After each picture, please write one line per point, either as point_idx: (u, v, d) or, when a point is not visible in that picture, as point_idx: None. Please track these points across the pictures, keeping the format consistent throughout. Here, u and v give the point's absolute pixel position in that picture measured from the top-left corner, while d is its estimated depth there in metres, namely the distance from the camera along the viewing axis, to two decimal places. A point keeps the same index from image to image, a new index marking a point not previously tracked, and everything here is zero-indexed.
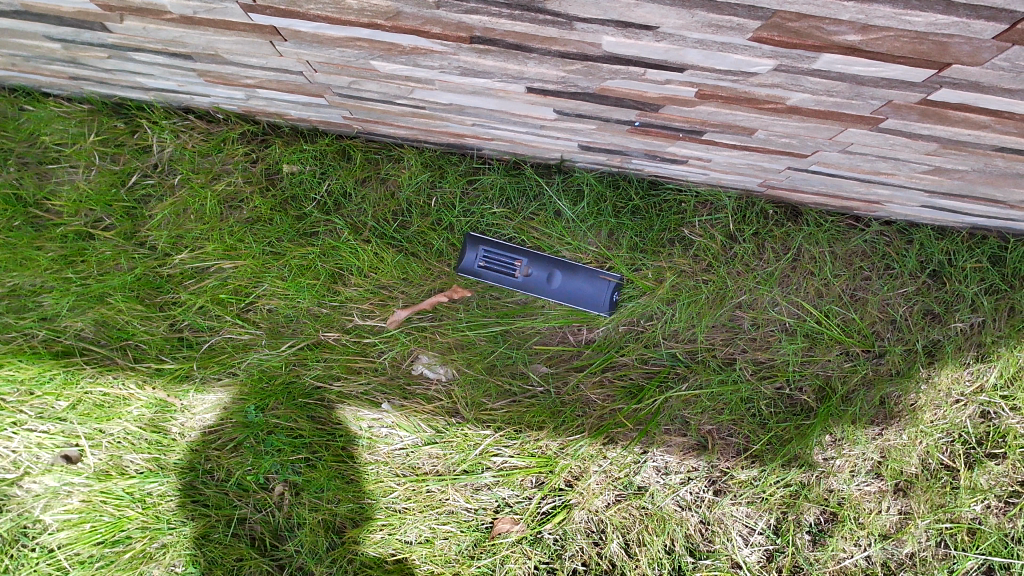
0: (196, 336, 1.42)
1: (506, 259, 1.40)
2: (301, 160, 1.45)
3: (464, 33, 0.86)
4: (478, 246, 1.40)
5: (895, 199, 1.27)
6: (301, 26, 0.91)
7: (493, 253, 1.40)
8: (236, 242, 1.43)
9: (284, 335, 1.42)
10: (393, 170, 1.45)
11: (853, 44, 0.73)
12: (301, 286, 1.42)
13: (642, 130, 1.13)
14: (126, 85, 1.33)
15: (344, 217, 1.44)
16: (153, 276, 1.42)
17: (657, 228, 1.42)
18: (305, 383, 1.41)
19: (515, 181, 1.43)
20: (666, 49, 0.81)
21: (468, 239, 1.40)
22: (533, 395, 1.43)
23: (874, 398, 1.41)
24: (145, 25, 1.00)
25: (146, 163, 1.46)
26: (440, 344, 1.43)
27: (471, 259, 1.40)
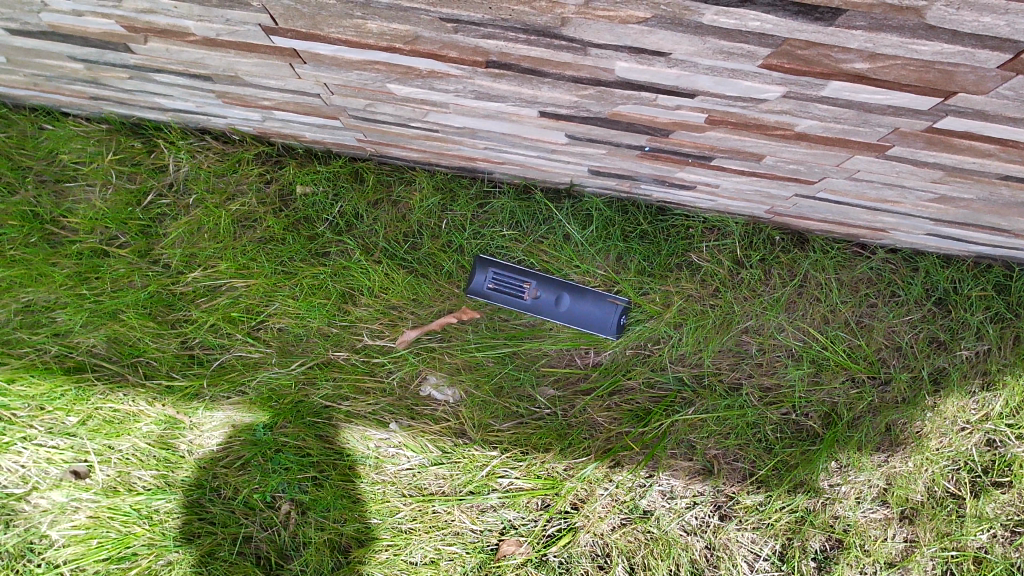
0: (207, 354, 1.44)
1: (516, 282, 1.41)
2: (314, 181, 1.47)
3: (480, 57, 0.88)
4: (488, 268, 1.41)
5: (900, 226, 1.28)
6: (321, 49, 0.94)
7: (503, 276, 1.42)
8: (248, 261, 1.45)
9: (293, 354, 1.44)
10: (404, 192, 1.47)
11: (861, 72, 0.75)
12: (312, 305, 1.44)
13: (652, 156, 1.15)
14: (145, 105, 1.35)
15: (355, 238, 1.46)
16: (166, 294, 1.44)
17: (665, 253, 1.44)
18: (313, 402, 1.42)
19: (525, 205, 1.45)
20: (678, 75, 0.83)
21: (478, 261, 1.42)
22: (540, 417, 1.43)
23: (880, 424, 1.41)
24: (168, 46, 1.02)
25: (162, 183, 1.48)
26: (448, 365, 1.43)
27: (481, 281, 1.41)
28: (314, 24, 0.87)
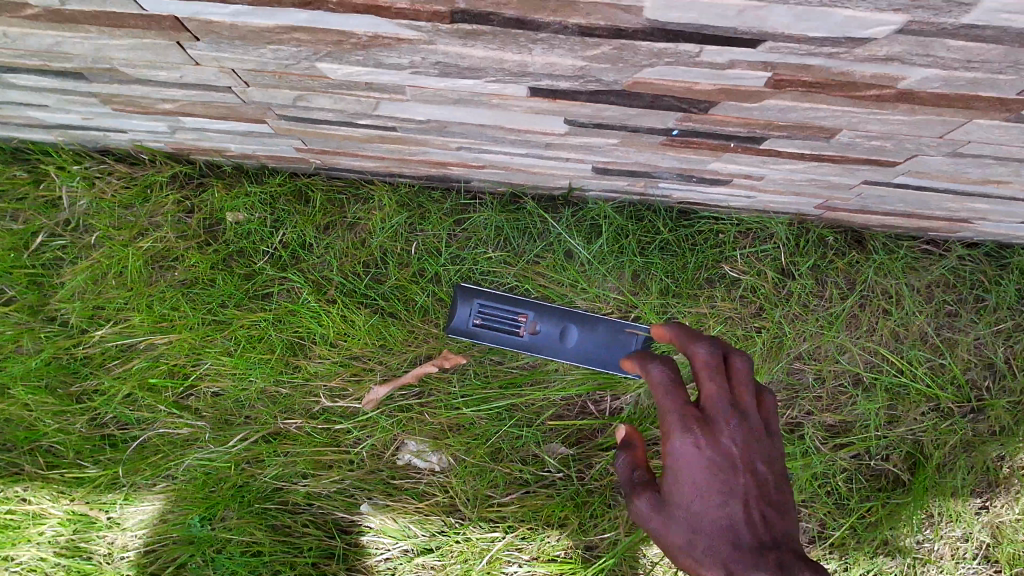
0: (124, 432, 1.14)
1: (509, 315, 1.08)
2: (246, 207, 1.14)
3: (444, 6, 0.59)
4: (472, 300, 1.08)
5: (993, 215, 1.01)
6: (213, 14, 0.65)
7: (491, 308, 1.08)
8: (168, 311, 1.12)
9: (233, 426, 1.13)
10: (362, 212, 1.16)
11: None
12: (249, 362, 1.12)
13: (680, 143, 0.87)
14: (19, 123, 1.05)
15: (303, 273, 1.14)
16: (66, 359, 1.13)
17: (692, 266, 1.15)
18: (261, 483, 1.12)
19: (514, 218, 1.15)
20: (742, 8, 0.55)
21: (457, 293, 1.09)
22: (550, 484, 1.15)
23: (974, 463, 1.14)
24: (4, 28, 0.73)
25: (54, 221, 1.16)
26: (430, 427, 1.13)
27: (463, 317, 1.08)
28: None
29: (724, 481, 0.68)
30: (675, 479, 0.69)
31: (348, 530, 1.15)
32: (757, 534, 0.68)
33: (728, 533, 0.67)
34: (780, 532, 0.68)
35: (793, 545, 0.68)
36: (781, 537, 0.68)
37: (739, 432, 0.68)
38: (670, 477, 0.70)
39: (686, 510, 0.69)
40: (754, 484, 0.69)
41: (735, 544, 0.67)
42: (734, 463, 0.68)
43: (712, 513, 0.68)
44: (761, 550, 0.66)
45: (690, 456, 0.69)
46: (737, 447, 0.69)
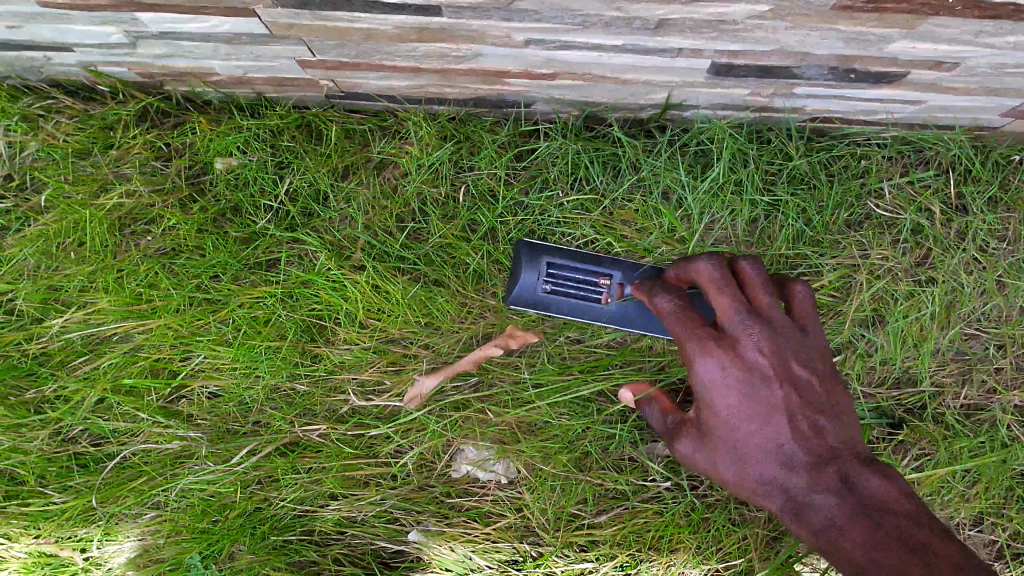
0: (98, 449, 0.88)
1: (591, 280, 0.81)
2: (240, 148, 0.87)
3: None
4: (541, 262, 0.81)
5: None
6: None
7: (569, 273, 0.81)
8: (145, 291, 0.85)
9: (239, 437, 0.86)
10: (390, 148, 0.88)
11: None
12: (254, 352, 0.85)
13: (868, 7, 0.58)
14: None
15: (318, 233, 0.87)
16: (16, 358, 0.86)
17: (829, 204, 0.87)
18: (277, 511, 0.86)
19: (593, 148, 0.87)
20: None
21: (520, 252, 0.81)
22: (652, 497, 0.88)
23: None
24: None
25: None
26: (496, 430, 0.87)
27: (533, 285, 0.80)
28: None
29: (761, 401, 0.61)
30: (710, 407, 0.62)
31: (392, 561, 0.89)
32: (813, 449, 0.62)
33: (781, 454, 0.61)
34: (834, 441, 0.62)
35: (852, 451, 0.63)
36: (836, 443, 0.62)
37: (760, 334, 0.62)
38: (706, 407, 0.63)
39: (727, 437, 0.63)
40: (794, 394, 0.62)
41: (790, 465, 0.61)
42: (770, 376, 0.61)
43: (757, 432, 0.61)
44: (819, 466, 0.61)
45: (719, 381, 0.61)
46: (771, 357, 0.62)
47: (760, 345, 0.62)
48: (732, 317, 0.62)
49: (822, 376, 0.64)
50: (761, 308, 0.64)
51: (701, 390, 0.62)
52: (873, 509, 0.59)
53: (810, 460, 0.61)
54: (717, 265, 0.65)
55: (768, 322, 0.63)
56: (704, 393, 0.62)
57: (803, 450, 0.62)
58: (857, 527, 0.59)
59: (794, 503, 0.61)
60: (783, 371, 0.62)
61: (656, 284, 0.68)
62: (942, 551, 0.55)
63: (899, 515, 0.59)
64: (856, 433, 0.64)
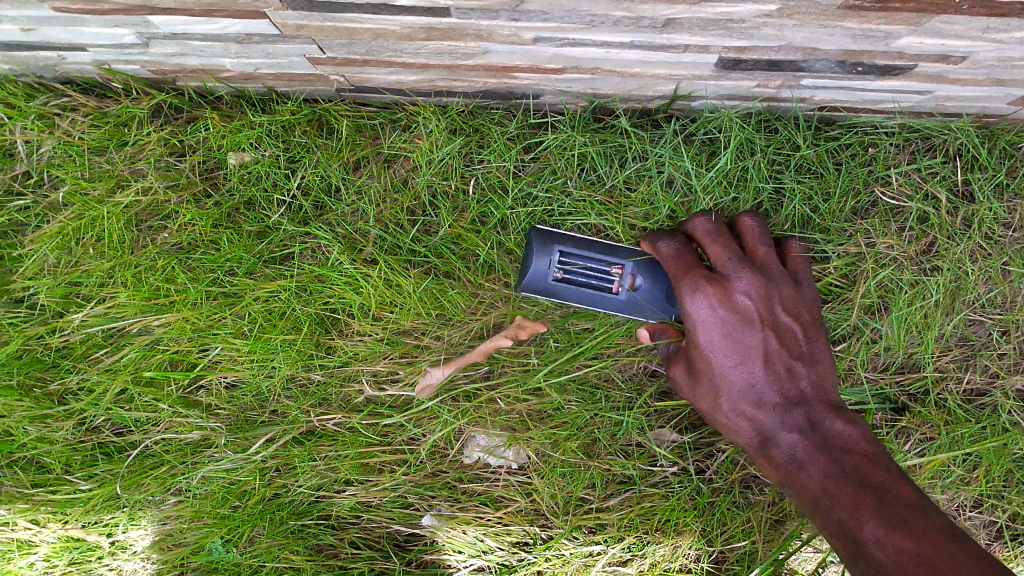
0: (121, 439, 0.90)
1: (603, 269, 0.81)
2: (253, 144, 0.88)
3: None
4: (555, 250, 0.80)
5: None
6: None
7: (581, 260, 0.81)
8: (163, 285, 0.88)
9: (257, 427, 0.89)
10: (400, 143, 0.89)
11: None
12: (270, 347, 0.87)
13: (874, 4, 0.58)
14: None
15: (331, 227, 0.88)
16: (39, 352, 0.89)
17: (837, 193, 0.87)
18: (297, 496, 0.89)
19: (600, 141, 0.88)
20: None
21: (534, 240, 0.81)
22: (658, 482, 0.89)
23: None
24: None
25: (9, 176, 0.90)
26: (506, 418, 0.89)
27: (546, 271, 0.80)
28: None
29: (744, 342, 0.69)
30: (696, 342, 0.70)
31: (407, 544, 0.91)
32: (783, 390, 0.70)
33: (754, 389, 0.70)
34: (806, 384, 0.70)
35: (823, 398, 0.71)
36: (807, 388, 0.71)
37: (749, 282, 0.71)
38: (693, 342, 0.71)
39: (709, 369, 0.70)
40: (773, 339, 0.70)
41: (760, 402, 0.69)
42: (751, 319, 0.70)
43: (735, 369, 0.69)
44: (789, 406, 0.69)
45: (708, 318, 0.69)
46: (756, 304, 0.70)
47: (745, 291, 0.71)
48: (724, 263, 0.72)
49: (801, 328, 0.73)
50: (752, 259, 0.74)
51: (690, 325, 0.71)
52: (835, 448, 0.67)
53: (779, 399, 0.69)
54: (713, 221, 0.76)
55: (756, 273, 0.72)
56: (689, 327, 0.71)
57: (776, 389, 0.70)
58: (817, 461, 0.66)
59: (760, 436, 0.70)
60: (765, 316, 0.71)
61: (664, 233, 0.77)
62: (893, 490, 0.62)
63: (857, 454, 0.66)
64: (830, 384, 0.73)
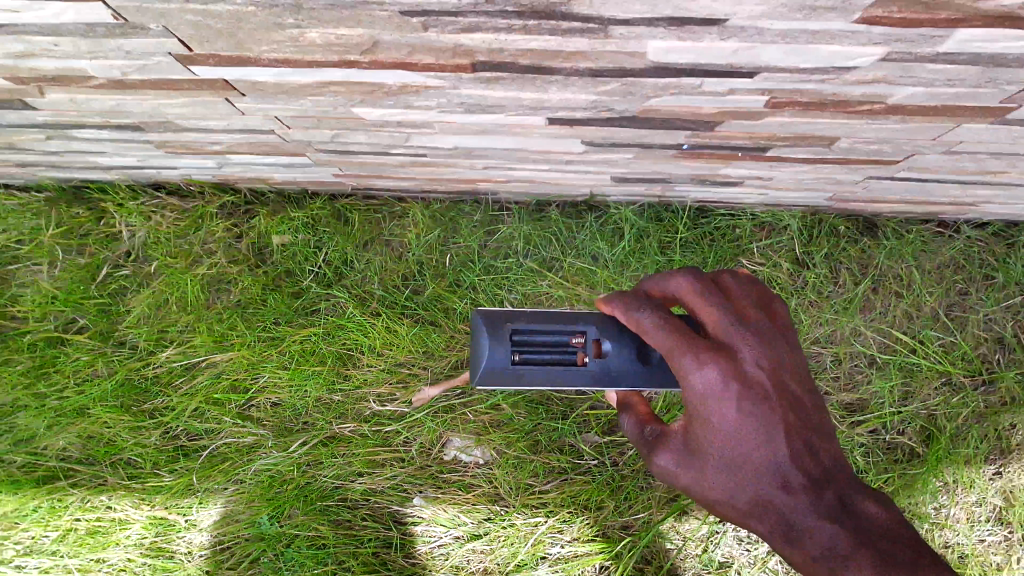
0: (194, 443, 1.23)
1: (561, 342, 0.76)
2: (291, 230, 1.23)
3: (465, 60, 0.66)
4: (505, 334, 0.76)
5: (997, 199, 1.06)
6: (259, 76, 0.73)
7: (534, 336, 0.77)
8: (226, 331, 1.22)
9: (293, 432, 1.22)
10: (397, 229, 1.24)
11: (1005, 11, 0.52)
12: (304, 375, 1.21)
13: (691, 154, 0.93)
14: (80, 166, 1.14)
15: (348, 289, 1.23)
16: (137, 380, 1.23)
17: (711, 262, 1.21)
18: (322, 483, 1.22)
19: (540, 226, 1.23)
20: (734, 50, 0.61)
21: (481, 327, 0.76)
22: (585, 471, 1.23)
23: (988, 432, 1.20)
24: (72, 96, 0.81)
25: (117, 253, 1.26)
26: (473, 425, 1.22)
27: (501, 358, 0.75)
28: (239, 44, 0.65)
29: (761, 419, 0.64)
30: (704, 419, 0.64)
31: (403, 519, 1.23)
32: (805, 468, 0.65)
33: (778, 470, 0.64)
34: (826, 460, 0.66)
35: (845, 475, 0.67)
36: (828, 464, 0.66)
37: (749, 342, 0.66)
38: (694, 420, 0.65)
39: (721, 452, 0.64)
40: (788, 413, 0.66)
41: (788, 485, 0.64)
42: (768, 391, 0.65)
43: (756, 449, 0.64)
44: (817, 490, 0.64)
45: (716, 392, 0.64)
46: (764, 372, 0.66)
47: (753, 358, 0.65)
48: (723, 326, 0.67)
49: (808, 395, 0.69)
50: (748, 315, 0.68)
51: (701, 405, 0.64)
52: (869, 535, 0.63)
53: (806, 479, 0.64)
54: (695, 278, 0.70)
55: (758, 335, 0.67)
56: (694, 403, 0.64)
57: (801, 469, 0.64)
58: (856, 551, 0.62)
59: (791, 529, 0.64)
60: (777, 387, 0.66)
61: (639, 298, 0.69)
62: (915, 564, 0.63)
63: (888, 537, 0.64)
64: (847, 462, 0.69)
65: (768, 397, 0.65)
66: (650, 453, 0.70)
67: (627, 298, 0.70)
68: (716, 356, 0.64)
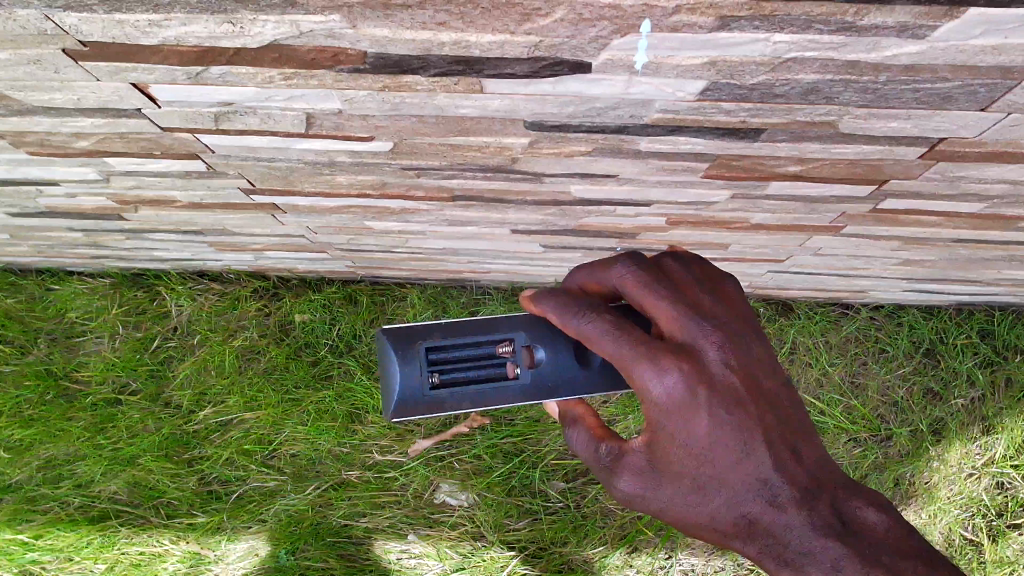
0: (225, 487, 1.47)
1: (487, 350, 0.75)
2: (311, 309, 1.51)
3: (446, 194, 0.94)
4: (415, 355, 0.75)
5: (878, 287, 1.32)
6: (299, 201, 1.01)
7: (448, 353, 0.75)
8: (255, 393, 1.48)
9: (308, 478, 1.46)
10: (397, 309, 1.51)
11: (795, 173, 0.80)
12: (320, 430, 1.47)
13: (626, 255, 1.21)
14: (144, 258, 1.42)
15: (356, 359, 1.50)
16: (180, 434, 1.48)
17: None
18: (331, 522, 1.44)
19: (515, 307, 1.49)
20: (630, 190, 0.89)
21: (392, 348, 0.75)
22: (553, 511, 1.46)
23: (887, 480, 1.43)
24: (158, 211, 1.09)
25: (166, 327, 1.53)
26: (459, 472, 1.46)
27: (415, 382, 0.74)
28: (289, 182, 0.93)
29: (734, 429, 0.65)
30: (674, 435, 0.64)
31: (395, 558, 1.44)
32: (787, 473, 0.65)
33: (758, 479, 0.65)
34: (805, 463, 0.67)
35: (829, 477, 0.67)
36: (809, 468, 0.67)
37: (704, 336, 0.65)
38: (662, 435, 0.64)
39: (694, 467, 0.65)
40: (761, 420, 0.66)
41: (766, 493, 0.65)
42: (737, 394, 0.65)
43: (731, 458, 0.64)
44: (799, 497, 0.65)
45: (681, 399, 0.63)
46: (730, 372, 0.65)
47: (716, 357, 0.65)
48: (679, 323, 0.65)
49: (783, 395, 0.69)
50: (702, 308, 0.67)
51: (664, 414, 0.63)
52: (856, 534, 0.65)
53: (788, 485, 0.65)
54: (640, 268, 0.67)
55: (715, 329, 0.65)
56: (659, 415, 0.63)
57: (780, 475, 0.65)
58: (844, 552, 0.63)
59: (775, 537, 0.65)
60: (745, 387, 0.66)
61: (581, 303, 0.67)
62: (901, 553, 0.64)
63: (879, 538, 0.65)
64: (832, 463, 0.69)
65: (738, 399, 0.65)
66: (608, 478, 0.68)
67: (564, 299, 0.68)
68: (672, 356, 0.63)
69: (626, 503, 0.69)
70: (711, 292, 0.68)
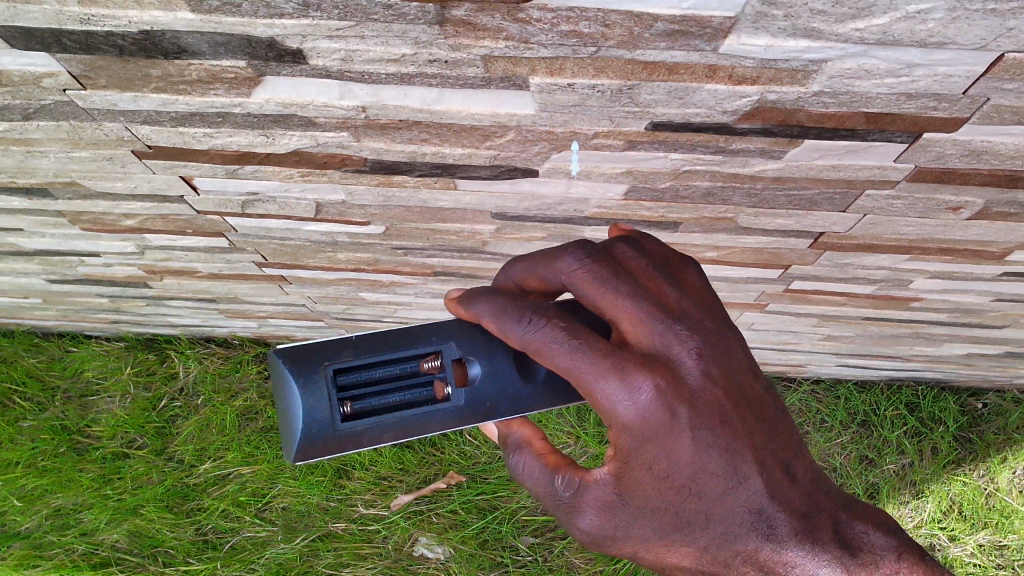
0: (220, 537, 1.57)
1: (407, 370, 0.67)
2: None
3: (429, 270, 1.12)
4: (321, 380, 0.66)
5: (814, 361, 1.48)
6: (303, 273, 1.18)
7: (359, 377, 0.66)
8: (253, 449, 1.63)
9: (297, 529, 1.58)
10: None
11: (714, 258, 0.98)
12: (311, 483, 1.61)
13: None
14: (158, 323, 1.57)
15: None
16: (181, 486, 1.60)
17: None
18: (317, 571, 1.54)
19: None
20: None
21: (291, 374, 0.66)
22: (522, 565, 1.57)
23: None
24: (179, 281, 1.26)
25: (173, 388, 1.67)
26: (436, 525, 1.59)
27: (324, 413, 0.65)
28: (296, 257, 1.11)
29: (720, 451, 0.59)
30: (652, 460, 0.58)
31: None
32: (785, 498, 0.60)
33: (754, 508, 0.59)
34: (802, 482, 0.61)
35: (829, 495, 0.62)
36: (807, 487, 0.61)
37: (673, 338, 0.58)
38: (636, 460, 0.59)
39: (677, 499, 0.59)
40: (749, 438, 0.60)
41: (764, 523, 0.59)
42: (720, 408, 0.59)
43: (720, 489, 0.59)
44: (800, 522, 0.60)
45: (657, 417, 0.57)
46: (709, 380, 0.59)
47: (691, 364, 0.58)
48: (645, 325, 0.58)
49: (772, 407, 0.62)
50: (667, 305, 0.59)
51: (636, 437, 0.58)
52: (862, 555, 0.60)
53: (787, 512, 0.59)
54: (586, 260, 0.59)
55: (687, 330, 0.59)
56: (632, 438, 0.58)
57: (777, 502, 0.59)
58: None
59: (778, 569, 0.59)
60: (726, 397, 0.59)
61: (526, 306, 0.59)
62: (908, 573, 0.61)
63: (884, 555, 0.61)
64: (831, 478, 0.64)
65: (723, 414, 0.59)
66: (571, 514, 0.62)
67: (501, 305, 0.61)
68: (642, 366, 0.57)
69: (594, 545, 0.63)
70: (675, 282, 0.61)
